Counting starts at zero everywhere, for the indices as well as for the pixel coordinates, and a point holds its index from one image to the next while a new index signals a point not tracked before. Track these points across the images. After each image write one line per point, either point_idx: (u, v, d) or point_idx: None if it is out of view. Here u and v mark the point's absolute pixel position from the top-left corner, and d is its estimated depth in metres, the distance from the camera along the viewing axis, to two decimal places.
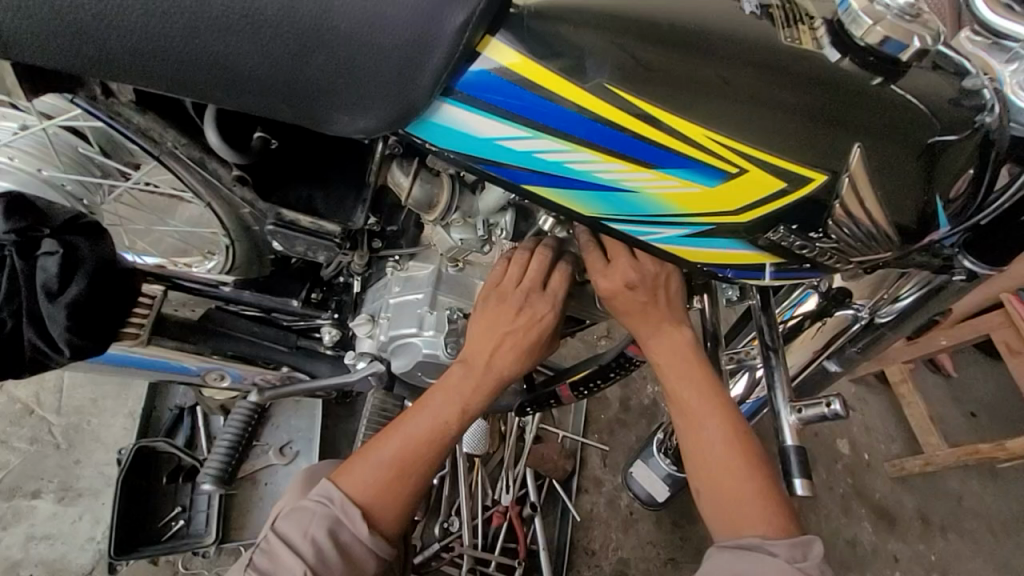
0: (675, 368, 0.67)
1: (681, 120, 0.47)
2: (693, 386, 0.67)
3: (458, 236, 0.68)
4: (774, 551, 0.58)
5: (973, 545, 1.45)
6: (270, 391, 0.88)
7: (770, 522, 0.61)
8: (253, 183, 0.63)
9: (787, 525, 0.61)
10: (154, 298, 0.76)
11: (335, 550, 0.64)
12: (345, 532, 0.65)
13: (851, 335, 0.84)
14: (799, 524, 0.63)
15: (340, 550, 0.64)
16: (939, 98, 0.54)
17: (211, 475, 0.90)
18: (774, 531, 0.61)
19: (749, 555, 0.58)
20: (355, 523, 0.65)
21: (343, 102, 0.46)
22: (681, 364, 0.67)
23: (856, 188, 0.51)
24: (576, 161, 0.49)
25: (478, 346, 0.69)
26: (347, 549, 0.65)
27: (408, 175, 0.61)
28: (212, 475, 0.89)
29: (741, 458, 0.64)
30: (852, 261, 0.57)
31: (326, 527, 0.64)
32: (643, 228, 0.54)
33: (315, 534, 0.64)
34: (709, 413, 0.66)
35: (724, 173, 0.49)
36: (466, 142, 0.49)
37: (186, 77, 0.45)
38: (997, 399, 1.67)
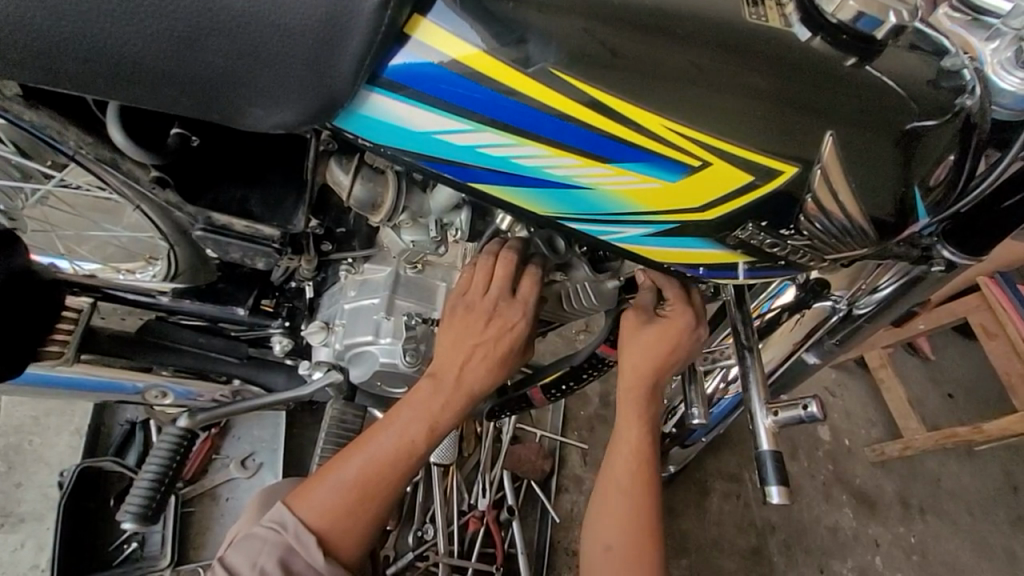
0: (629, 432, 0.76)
1: (637, 108, 0.42)
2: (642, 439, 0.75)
3: (409, 238, 0.63)
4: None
5: (951, 526, 1.46)
6: (203, 416, 0.77)
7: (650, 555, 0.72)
8: (175, 185, 0.56)
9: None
10: (80, 312, 0.70)
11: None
12: (299, 562, 0.60)
13: (828, 328, 0.82)
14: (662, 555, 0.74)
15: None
16: (915, 80, 0.50)
17: (131, 513, 0.75)
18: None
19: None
20: (310, 551, 0.60)
21: (254, 93, 0.40)
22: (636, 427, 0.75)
23: (831, 181, 0.46)
24: (524, 156, 0.44)
25: (446, 359, 0.64)
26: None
27: (348, 172, 0.55)
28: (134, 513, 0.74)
29: (638, 534, 0.73)
30: (827, 258, 0.53)
31: (277, 557, 0.59)
32: (602, 227, 0.50)
33: (263, 565, 0.58)
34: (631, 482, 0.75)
35: (686, 167, 0.44)
36: (401, 137, 0.44)
37: (65, 66, 0.39)
38: (973, 379, 1.68)
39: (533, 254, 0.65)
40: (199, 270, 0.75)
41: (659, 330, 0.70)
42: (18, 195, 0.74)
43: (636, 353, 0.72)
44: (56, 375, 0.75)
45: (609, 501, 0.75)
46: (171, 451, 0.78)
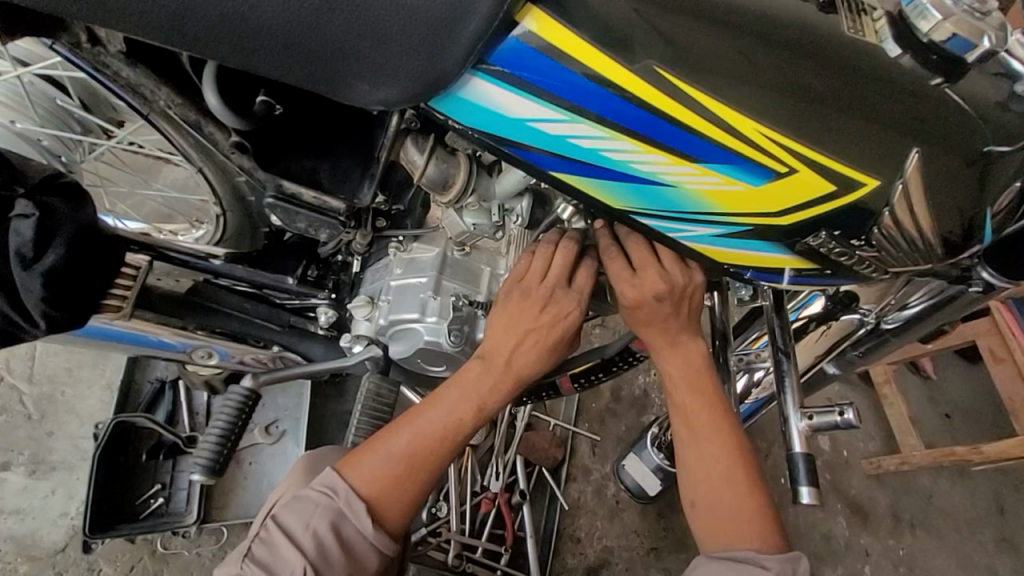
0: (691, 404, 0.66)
1: (732, 110, 0.43)
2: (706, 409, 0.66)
3: (470, 221, 0.63)
4: (767, 565, 0.59)
5: (939, 542, 1.50)
6: (265, 377, 0.81)
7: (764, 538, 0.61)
8: (253, 151, 0.57)
9: (781, 543, 0.62)
10: (139, 270, 0.70)
11: (336, 545, 0.60)
12: (348, 527, 0.62)
13: (855, 340, 0.84)
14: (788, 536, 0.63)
15: (342, 545, 0.61)
16: (992, 103, 0.51)
17: (200, 466, 0.79)
18: (769, 548, 0.61)
19: (741, 569, 0.58)
20: (359, 517, 0.62)
21: (364, 68, 0.41)
22: (688, 380, 0.67)
23: (907, 195, 0.48)
24: (614, 150, 0.46)
25: (498, 341, 0.66)
26: (348, 545, 0.61)
27: (422, 153, 0.57)
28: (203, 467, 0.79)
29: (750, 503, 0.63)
30: (889, 270, 0.54)
31: (328, 520, 0.61)
32: (675, 223, 0.51)
33: (316, 527, 0.60)
34: (716, 436, 0.65)
35: (772, 172, 0.46)
36: (496, 121, 0.45)
37: (186, 27, 0.40)
38: (972, 401, 1.71)
39: (590, 247, 0.67)
40: (245, 237, 0.76)
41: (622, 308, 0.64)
42: (76, 147, 0.75)
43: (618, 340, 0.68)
44: (107, 328, 0.76)
45: (692, 457, 0.66)
46: (234, 412, 0.81)
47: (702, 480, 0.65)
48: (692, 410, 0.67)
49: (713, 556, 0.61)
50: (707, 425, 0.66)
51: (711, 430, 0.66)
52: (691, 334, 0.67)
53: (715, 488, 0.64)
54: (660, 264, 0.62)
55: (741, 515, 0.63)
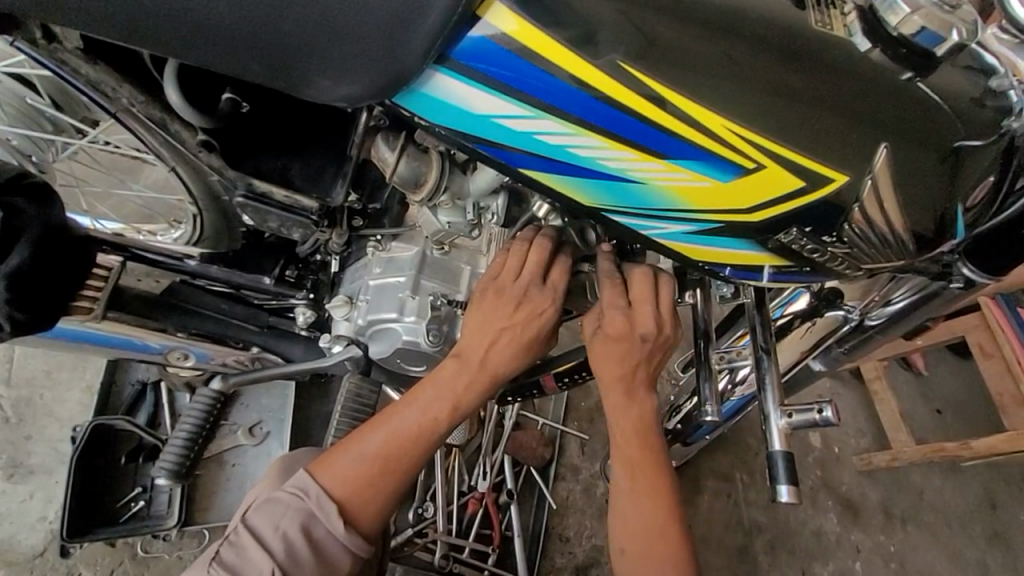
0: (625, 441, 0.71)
1: (698, 106, 0.43)
2: (640, 448, 0.70)
3: (445, 219, 0.63)
4: None
5: (930, 537, 1.50)
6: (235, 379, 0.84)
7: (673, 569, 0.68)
8: (221, 150, 0.57)
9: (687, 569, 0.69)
10: (111, 270, 0.70)
11: (307, 547, 0.60)
12: (319, 529, 0.61)
13: (839, 336, 0.83)
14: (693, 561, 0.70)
15: (313, 547, 0.60)
16: (964, 97, 0.51)
17: (166, 470, 0.83)
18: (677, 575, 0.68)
19: None
20: (330, 519, 0.61)
21: (324, 63, 0.41)
22: (634, 430, 0.71)
23: (878, 191, 0.47)
24: (581, 146, 0.45)
25: (473, 340, 0.66)
26: (319, 546, 0.61)
27: (394, 150, 0.56)
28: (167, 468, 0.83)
29: (668, 536, 0.70)
30: (863, 267, 0.54)
31: (299, 522, 0.61)
32: (646, 221, 0.50)
33: (286, 529, 0.60)
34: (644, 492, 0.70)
35: (740, 168, 0.45)
36: (460, 118, 0.44)
37: (139, 23, 0.39)
38: (962, 396, 1.71)
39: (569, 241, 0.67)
40: (223, 237, 0.75)
41: (607, 335, 0.67)
42: (48, 147, 0.74)
43: (602, 361, 0.68)
44: (80, 330, 0.76)
45: (621, 505, 0.71)
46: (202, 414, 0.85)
47: (628, 512, 0.71)
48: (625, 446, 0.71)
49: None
50: (642, 483, 0.70)
51: (638, 464, 0.70)
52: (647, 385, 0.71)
53: (635, 520, 0.70)
54: (660, 309, 0.66)
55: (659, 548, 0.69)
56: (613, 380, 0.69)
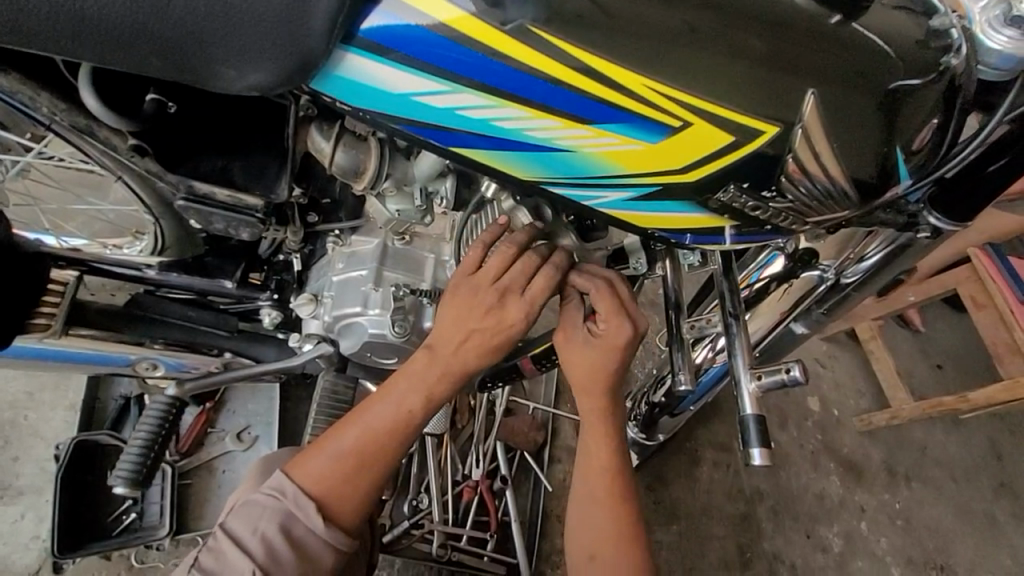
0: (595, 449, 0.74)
1: (615, 66, 0.41)
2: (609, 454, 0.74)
3: (394, 207, 0.62)
4: None
5: (936, 492, 1.49)
6: (192, 385, 0.78)
7: None
8: (154, 154, 0.56)
9: None
10: (67, 285, 0.71)
11: (287, 546, 0.60)
12: (299, 527, 0.62)
13: (816, 297, 0.82)
14: None
15: (293, 545, 0.61)
16: (904, 39, 0.50)
17: (122, 478, 0.75)
18: None
19: None
20: (309, 516, 0.62)
21: (226, 53, 0.40)
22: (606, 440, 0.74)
23: (811, 140, 0.45)
24: (504, 118, 0.44)
25: (443, 336, 0.66)
26: (301, 544, 0.61)
27: (329, 140, 0.55)
28: (123, 477, 0.75)
29: (631, 552, 0.72)
30: (809, 222, 0.53)
31: (277, 522, 0.61)
32: (585, 191, 0.49)
33: (264, 530, 0.60)
34: (609, 508, 0.73)
35: (667, 127, 0.44)
36: (378, 99, 0.43)
37: (31, 25, 0.38)
38: (961, 350, 1.70)
39: (554, 255, 0.66)
40: (185, 244, 0.74)
41: (605, 344, 0.70)
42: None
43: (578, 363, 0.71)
44: (42, 347, 0.76)
45: (586, 516, 0.74)
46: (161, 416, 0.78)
47: (591, 524, 0.73)
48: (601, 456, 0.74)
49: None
50: (612, 494, 0.73)
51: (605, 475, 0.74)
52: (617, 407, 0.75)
53: (599, 536, 0.72)
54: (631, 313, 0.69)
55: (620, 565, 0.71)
56: (587, 387, 0.72)
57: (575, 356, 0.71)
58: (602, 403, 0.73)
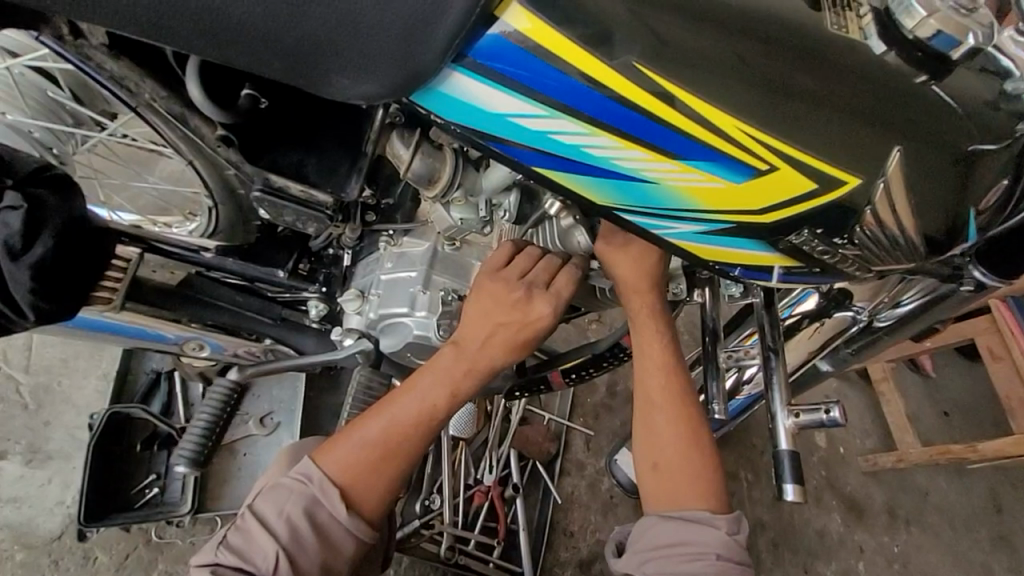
0: (651, 351, 0.72)
1: (711, 106, 0.43)
2: (665, 356, 0.72)
3: (458, 216, 0.64)
4: (717, 524, 0.66)
5: (934, 539, 1.50)
6: (252, 371, 0.83)
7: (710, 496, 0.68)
8: (239, 145, 0.58)
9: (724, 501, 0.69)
10: (129, 262, 0.71)
11: (311, 530, 0.61)
12: (322, 513, 0.63)
13: (846, 338, 0.84)
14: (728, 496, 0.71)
15: (316, 531, 0.62)
16: (978, 100, 0.52)
17: (184, 458, 0.84)
18: (717, 507, 0.69)
19: (696, 528, 0.66)
20: (333, 503, 0.63)
21: (344, 63, 0.42)
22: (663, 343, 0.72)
23: (891, 193, 0.48)
24: (595, 146, 0.45)
25: (471, 331, 0.68)
26: (323, 530, 0.62)
27: (409, 147, 0.57)
28: (185, 457, 0.84)
29: (703, 461, 0.70)
30: (873, 269, 0.54)
31: (302, 507, 0.62)
32: (659, 220, 0.51)
33: (289, 513, 0.61)
34: (673, 420, 0.71)
35: (753, 169, 0.45)
36: (477, 117, 0.45)
37: (162, 20, 0.40)
38: (971, 399, 1.70)
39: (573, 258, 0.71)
40: (238, 233, 0.76)
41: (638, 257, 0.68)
42: (68, 140, 0.75)
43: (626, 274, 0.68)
44: (106, 321, 0.77)
45: (652, 424, 0.72)
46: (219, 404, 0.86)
47: (660, 433, 0.71)
48: (659, 367, 0.72)
49: (664, 517, 0.68)
50: (673, 400, 0.72)
51: (666, 385, 0.72)
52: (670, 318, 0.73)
53: (669, 445, 0.71)
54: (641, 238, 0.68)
55: (693, 473, 0.69)
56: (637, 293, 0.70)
57: (622, 266, 0.68)
58: (653, 309, 0.71)
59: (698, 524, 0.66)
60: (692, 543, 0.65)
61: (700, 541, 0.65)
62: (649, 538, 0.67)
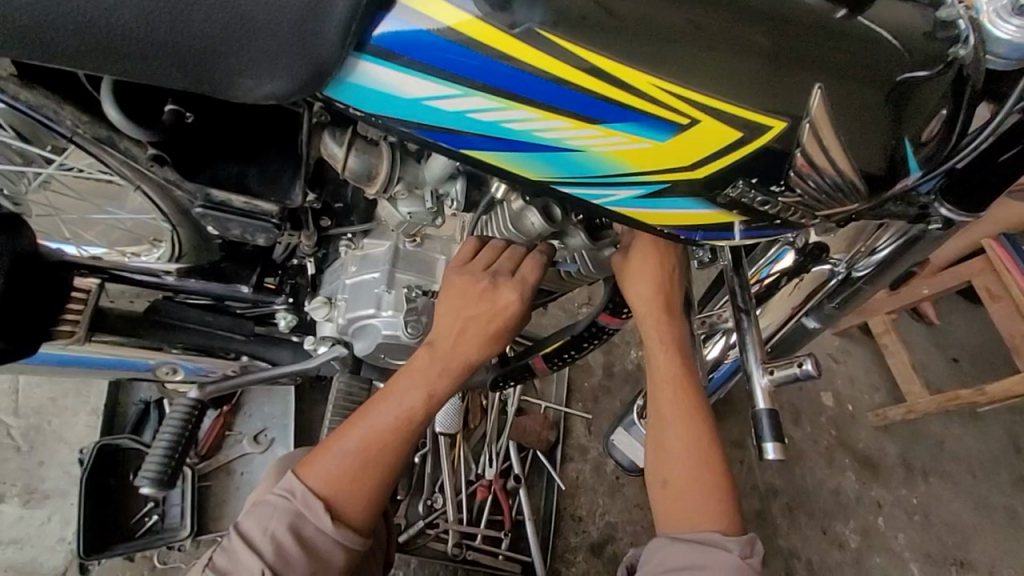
0: (661, 361, 0.72)
1: (622, 65, 0.43)
2: (676, 368, 0.72)
3: (406, 210, 0.64)
4: (729, 547, 0.64)
5: (953, 487, 1.47)
6: (212, 388, 0.81)
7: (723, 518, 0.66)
8: (173, 163, 0.57)
9: (737, 524, 0.67)
10: (89, 292, 0.72)
11: (296, 545, 0.61)
12: (308, 526, 0.62)
13: (828, 291, 0.81)
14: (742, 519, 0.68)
15: (302, 544, 0.61)
16: (906, 33, 0.51)
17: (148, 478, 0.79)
18: (730, 529, 0.66)
19: (707, 550, 0.63)
20: (318, 516, 0.62)
21: (245, 64, 0.41)
22: (672, 355, 0.72)
23: (820, 136, 0.47)
24: (514, 120, 0.45)
25: (444, 329, 0.68)
26: (309, 543, 0.62)
27: (342, 145, 0.56)
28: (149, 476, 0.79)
29: (716, 480, 0.68)
30: (818, 215, 0.53)
31: (286, 522, 0.62)
32: (594, 190, 0.50)
33: (274, 530, 0.61)
34: (683, 434, 0.70)
35: (674, 125, 0.45)
36: (390, 104, 0.44)
37: (59, 43, 0.40)
38: (978, 343, 1.68)
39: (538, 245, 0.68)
40: (201, 250, 0.75)
41: (652, 266, 0.70)
42: (20, 180, 0.75)
43: (636, 282, 0.70)
44: (67, 354, 0.78)
45: (663, 439, 0.71)
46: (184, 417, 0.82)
47: (673, 448, 0.70)
48: (671, 378, 0.72)
49: (674, 539, 0.66)
50: (683, 413, 0.71)
51: (677, 398, 0.71)
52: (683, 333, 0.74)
53: (679, 463, 0.69)
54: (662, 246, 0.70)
55: (706, 493, 0.67)
56: (648, 303, 0.71)
57: (637, 273, 0.70)
58: (663, 320, 0.72)
59: (708, 546, 0.64)
60: (700, 566, 0.63)
61: (711, 564, 0.62)
62: (659, 560, 0.65)
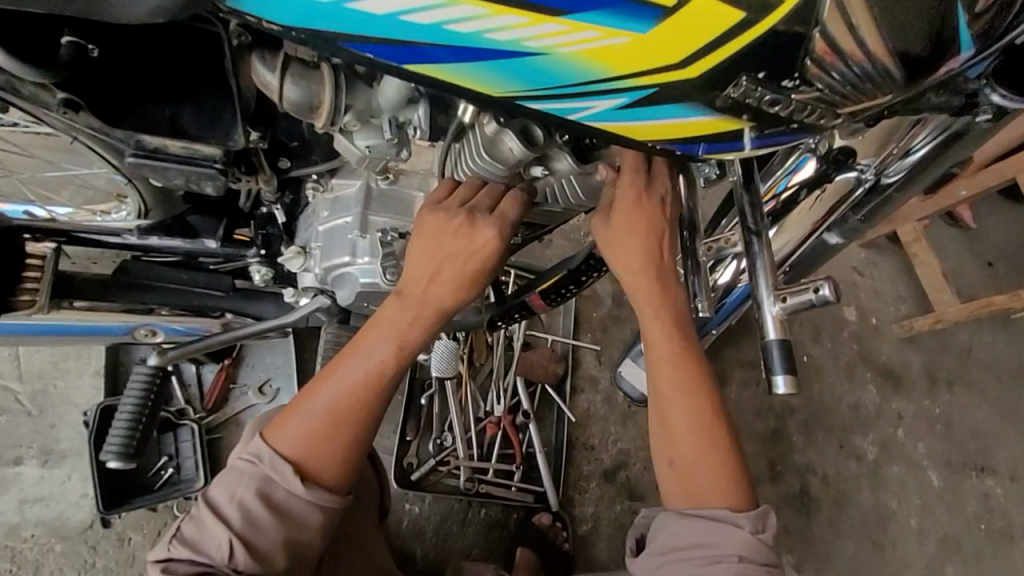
0: (658, 335, 0.66)
1: None
2: (676, 341, 0.66)
3: (362, 143, 0.56)
4: (741, 523, 0.61)
5: (980, 395, 1.43)
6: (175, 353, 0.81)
7: (734, 494, 0.63)
8: (90, 108, 0.50)
9: (750, 498, 0.64)
10: (45, 258, 0.70)
11: (266, 511, 0.59)
12: (278, 490, 0.60)
13: (852, 202, 0.73)
14: (754, 490, 0.65)
15: (272, 509, 0.60)
16: None
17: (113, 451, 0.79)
18: (741, 505, 0.63)
19: (716, 527, 0.61)
20: (287, 479, 0.60)
21: None
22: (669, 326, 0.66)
23: (843, 10, 0.38)
24: (462, 21, 0.37)
25: (414, 273, 0.63)
26: (280, 507, 0.60)
27: (274, 71, 0.48)
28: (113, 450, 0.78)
29: (727, 454, 0.65)
30: (843, 112, 0.45)
31: (255, 488, 0.60)
32: (569, 102, 0.42)
33: (241, 496, 0.59)
34: (690, 410, 0.65)
35: (660, 11, 0.36)
36: (313, 12, 0.37)
37: None
38: (1019, 245, 1.56)
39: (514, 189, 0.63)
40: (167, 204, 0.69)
41: (639, 223, 0.63)
42: None
43: (621, 247, 0.64)
44: (34, 323, 0.75)
45: (670, 417, 0.65)
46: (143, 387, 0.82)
47: (679, 425, 0.65)
48: (671, 353, 0.66)
49: (681, 517, 0.63)
50: (686, 387, 0.65)
51: (680, 373, 0.65)
52: (675, 277, 0.67)
53: (687, 440, 0.65)
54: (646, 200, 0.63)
55: (716, 468, 0.64)
56: (637, 269, 0.64)
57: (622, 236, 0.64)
58: (655, 285, 0.65)
59: (717, 524, 0.62)
60: (707, 544, 0.61)
61: (721, 541, 0.61)
62: (663, 540, 0.63)
